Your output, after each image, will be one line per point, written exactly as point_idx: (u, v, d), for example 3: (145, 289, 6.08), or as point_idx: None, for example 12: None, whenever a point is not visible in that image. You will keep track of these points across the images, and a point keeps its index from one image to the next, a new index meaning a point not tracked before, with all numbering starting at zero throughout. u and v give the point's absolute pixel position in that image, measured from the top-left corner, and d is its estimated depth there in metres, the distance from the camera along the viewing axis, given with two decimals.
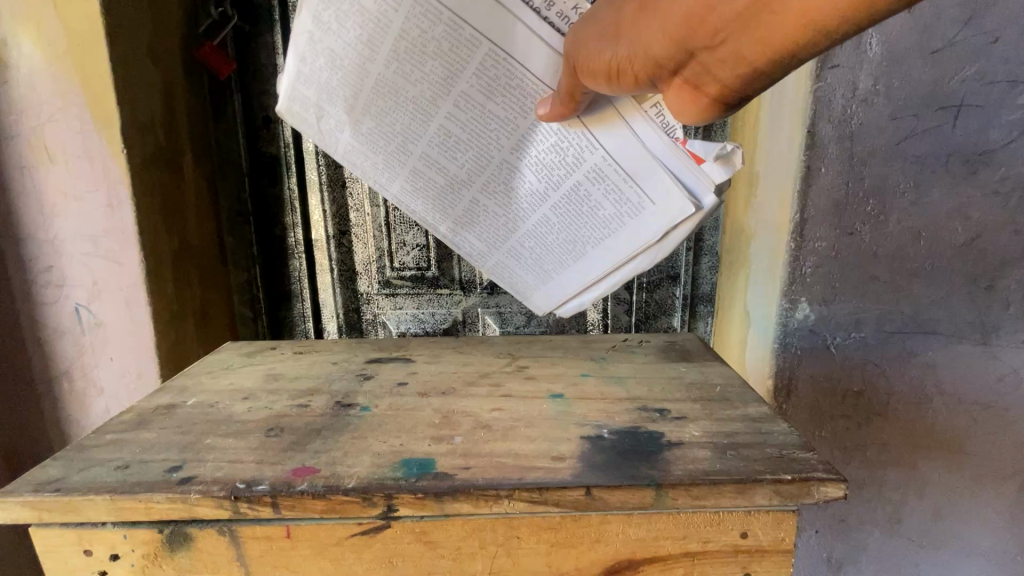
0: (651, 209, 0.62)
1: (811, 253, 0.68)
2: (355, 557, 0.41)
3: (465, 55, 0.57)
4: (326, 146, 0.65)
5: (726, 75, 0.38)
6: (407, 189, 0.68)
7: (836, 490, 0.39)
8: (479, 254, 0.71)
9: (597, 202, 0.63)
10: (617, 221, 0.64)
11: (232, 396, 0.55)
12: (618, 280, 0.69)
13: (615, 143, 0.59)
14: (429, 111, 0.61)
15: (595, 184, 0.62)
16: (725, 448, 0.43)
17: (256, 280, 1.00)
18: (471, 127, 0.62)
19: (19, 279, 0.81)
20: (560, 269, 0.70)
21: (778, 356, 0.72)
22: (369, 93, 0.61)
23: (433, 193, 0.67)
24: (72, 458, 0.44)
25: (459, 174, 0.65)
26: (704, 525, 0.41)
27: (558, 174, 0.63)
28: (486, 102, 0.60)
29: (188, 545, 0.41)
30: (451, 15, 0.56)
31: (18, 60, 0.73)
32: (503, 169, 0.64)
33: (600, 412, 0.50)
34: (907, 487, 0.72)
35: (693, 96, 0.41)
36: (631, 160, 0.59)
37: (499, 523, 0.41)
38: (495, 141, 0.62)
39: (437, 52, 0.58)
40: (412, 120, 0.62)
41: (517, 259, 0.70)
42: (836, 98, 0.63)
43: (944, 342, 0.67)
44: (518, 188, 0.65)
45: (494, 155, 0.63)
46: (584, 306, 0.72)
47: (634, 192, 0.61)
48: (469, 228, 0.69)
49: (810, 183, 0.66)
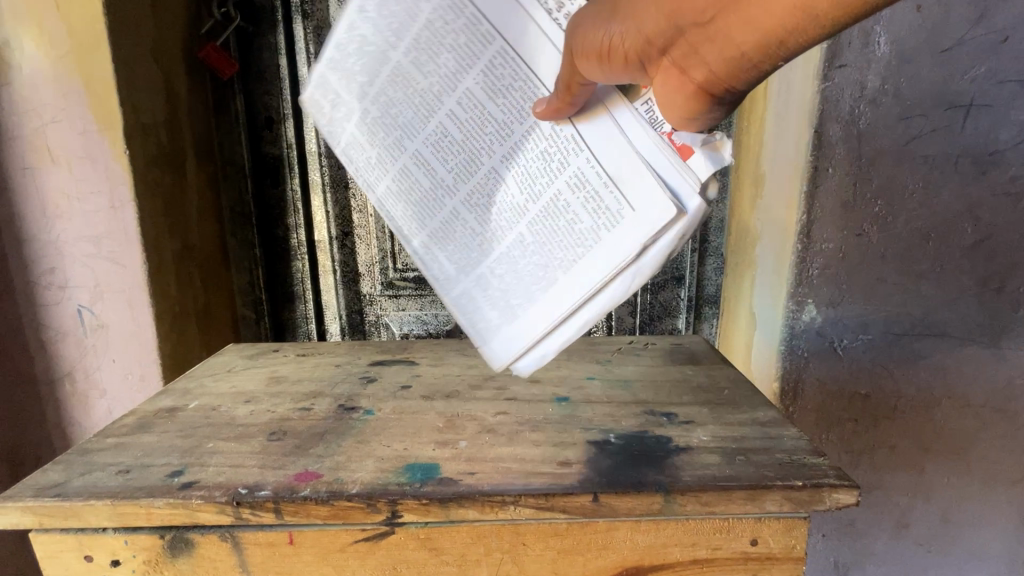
0: (630, 220, 0.47)
1: (818, 254, 0.67)
2: (358, 563, 0.41)
3: (477, 51, 0.51)
4: (331, 136, 0.58)
5: (715, 61, 0.34)
6: (393, 190, 0.57)
7: (849, 497, 0.38)
8: (446, 279, 0.56)
9: (569, 210, 0.50)
10: (592, 236, 0.49)
11: (235, 399, 0.55)
12: (597, 315, 0.50)
13: (598, 142, 0.48)
14: (432, 108, 0.54)
15: (573, 193, 0.50)
16: (733, 453, 0.43)
17: (258, 282, 0.99)
18: (470, 129, 0.53)
19: (21, 280, 0.81)
20: (528, 304, 0.53)
21: (785, 358, 0.71)
22: (382, 83, 0.54)
23: (415, 198, 0.57)
24: (72, 463, 0.44)
25: (446, 178, 0.55)
26: (713, 532, 0.40)
27: (540, 183, 0.51)
28: (487, 104, 0.52)
29: (190, 551, 0.40)
30: (474, 10, 0.50)
31: (21, 61, 0.73)
32: (490, 178, 0.53)
33: (606, 416, 0.49)
34: (915, 491, 0.71)
35: (681, 85, 0.36)
36: (616, 162, 0.47)
37: (505, 529, 0.40)
38: (486, 145, 0.52)
39: (453, 45, 0.52)
40: (414, 117, 0.55)
41: (483, 289, 0.55)
42: (845, 97, 0.62)
43: (952, 345, 0.66)
44: (496, 200, 0.53)
45: (482, 162, 0.53)
46: (546, 358, 0.53)
47: (614, 198, 0.48)
48: (443, 245, 0.56)
49: (817, 184, 0.65)
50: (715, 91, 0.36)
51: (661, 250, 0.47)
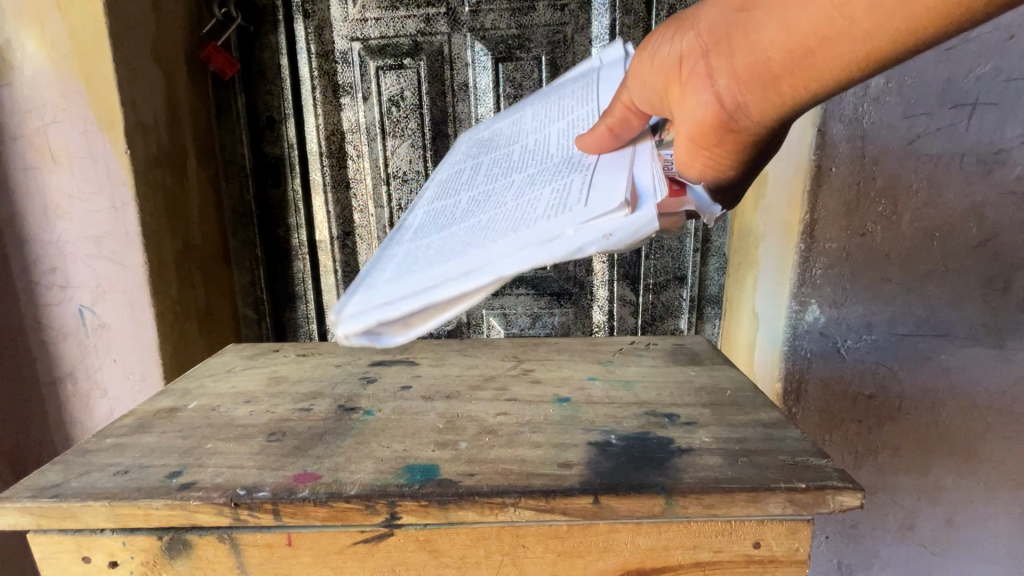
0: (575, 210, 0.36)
1: (821, 254, 0.68)
2: (357, 565, 0.40)
3: (571, 113, 0.53)
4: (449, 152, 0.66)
5: (740, 67, 0.35)
6: (436, 187, 0.57)
7: (852, 500, 0.38)
8: (390, 254, 0.48)
9: (529, 197, 0.42)
10: (524, 220, 0.38)
11: (234, 399, 0.54)
12: (448, 310, 0.37)
13: (612, 161, 0.43)
14: (512, 138, 0.55)
15: (549, 188, 0.41)
16: (736, 455, 0.42)
17: (259, 282, 0.99)
18: (521, 150, 0.52)
19: (23, 280, 0.81)
20: (414, 274, 0.39)
21: (789, 358, 0.73)
22: (498, 130, 0.60)
23: (439, 192, 0.54)
24: (71, 463, 0.44)
25: (471, 179, 0.52)
26: (716, 535, 0.40)
27: (533, 180, 0.44)
28: (551, 140, 0.51)
29: (188, 552, 0.40)
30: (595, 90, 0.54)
31: (21, 61, 0.73)
32: (499, 179, 0.48)
33: (608, 417, 0.49)
34: (920, 493, 0.70)
35: (699, 91, 0.37)
36: (608, 175, 0.40)
37: (506, 531, 0.40)
38: (523, 158, 0.50)
39: (562, 111, 0.54)
40: (497, 145, 0.57)
41: (402, 261, 0.44)
42: (848, 96, 0.64)
43: (957, 345, 0.64)
44: (485, 189, 0.47)
45: (506, 168, 0.50)
46: (367, 328, 0.38)
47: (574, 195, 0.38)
48: (419, 227, 0.50)
49: (820, 183, 0.67)
50: (735, 104, 0.36)
51: (580, 237, 0.34)
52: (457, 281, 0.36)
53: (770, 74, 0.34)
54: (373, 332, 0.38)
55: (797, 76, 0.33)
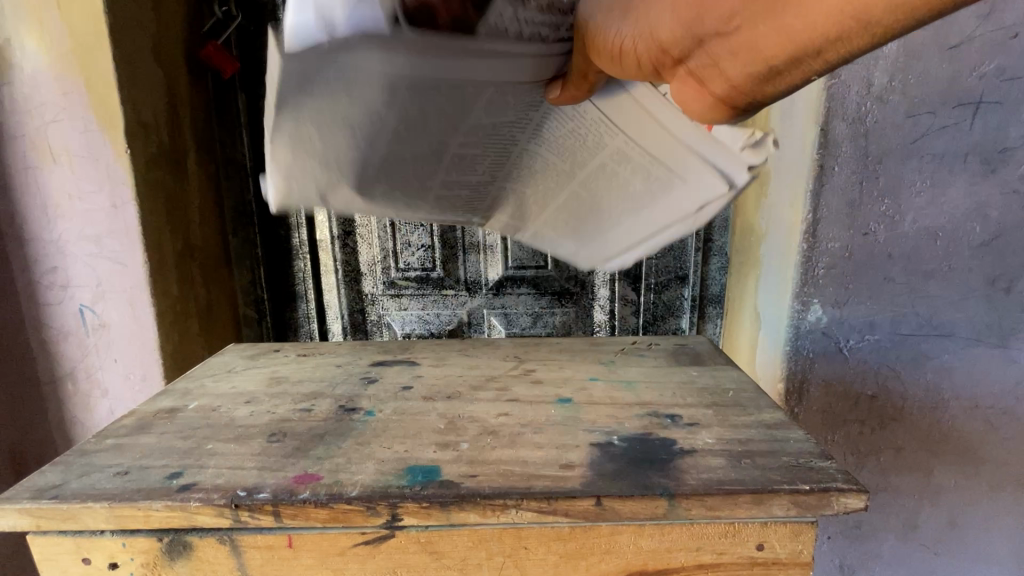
0: (686, 188, 0.54)
1: (824, 254, 0.66)
2: (358, 567, 0.40)
3: (467, 97, 0.44)
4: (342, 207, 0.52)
5: (737, 70, 0.32)
6: (434, 209, 0.58)
7: (856, 502, 0.37)
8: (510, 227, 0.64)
9: (614, 172, 0.54)
10: (644, 198, 0.56)
11: (235, 399, 0.54)
12: (655, 246, 0.62)
13: (631, 121, 0.49)
14: (440, 148, 0.49)
15: (617, 164, 0.53)
16: (738, 456, 0.42)
17: (260, 281, 0.99)
18: (479, 139, 0.49)
19: (23, 279, 0.81)
20: (586, 236, 0.64)
21: (790, 359, 0.70)
22: (377, 164, 0.48)
23: (460, 203, 0.58)
24: (71, 464, 0.44)
25: (481, 179, 0.55)
26: (719, 536, 0.40)
27: (580, 155, 0.53)
28: (512, 121, 0.48)
29: (188, 554, 0.40)
30: (474, 76, 0.41)
31: (21, 59, 0.73)
32: (522, 157, 0.53)
33: (610, 417, 0.49)
34: (922, 493, 0.70)
35: (699, 92, 0.35)
36: (654, 140, 0.50)
37: (507, 533, 0.40)
38: (511, 138, 0.50)
39: (444, 99, 0.43)
40: (424, 161, 0.50)
41: (551, 228, 0.64)
42: (851, 94, 0.61)
43: (960, 346, 0.65)
44: (535, 168, 0.55)
45: (510, 151, 0.52)
46: (628, 265, 0.66)
47: (664, 170, 0.53)
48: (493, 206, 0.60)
49: (823, 182, 0.64)
50: (742, 96, 0.34)
51: (710, 212, 0.56)
52: (649, 242, 0.62)
53: (770, 69, 0.31)
54: (633, 262, 0.66)
55: (801, 67, 0.31)
